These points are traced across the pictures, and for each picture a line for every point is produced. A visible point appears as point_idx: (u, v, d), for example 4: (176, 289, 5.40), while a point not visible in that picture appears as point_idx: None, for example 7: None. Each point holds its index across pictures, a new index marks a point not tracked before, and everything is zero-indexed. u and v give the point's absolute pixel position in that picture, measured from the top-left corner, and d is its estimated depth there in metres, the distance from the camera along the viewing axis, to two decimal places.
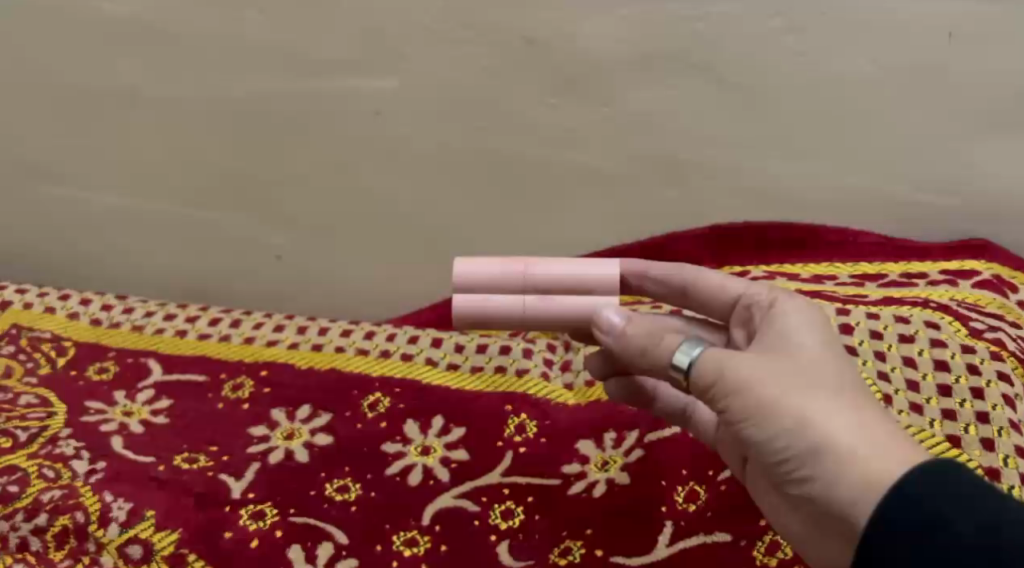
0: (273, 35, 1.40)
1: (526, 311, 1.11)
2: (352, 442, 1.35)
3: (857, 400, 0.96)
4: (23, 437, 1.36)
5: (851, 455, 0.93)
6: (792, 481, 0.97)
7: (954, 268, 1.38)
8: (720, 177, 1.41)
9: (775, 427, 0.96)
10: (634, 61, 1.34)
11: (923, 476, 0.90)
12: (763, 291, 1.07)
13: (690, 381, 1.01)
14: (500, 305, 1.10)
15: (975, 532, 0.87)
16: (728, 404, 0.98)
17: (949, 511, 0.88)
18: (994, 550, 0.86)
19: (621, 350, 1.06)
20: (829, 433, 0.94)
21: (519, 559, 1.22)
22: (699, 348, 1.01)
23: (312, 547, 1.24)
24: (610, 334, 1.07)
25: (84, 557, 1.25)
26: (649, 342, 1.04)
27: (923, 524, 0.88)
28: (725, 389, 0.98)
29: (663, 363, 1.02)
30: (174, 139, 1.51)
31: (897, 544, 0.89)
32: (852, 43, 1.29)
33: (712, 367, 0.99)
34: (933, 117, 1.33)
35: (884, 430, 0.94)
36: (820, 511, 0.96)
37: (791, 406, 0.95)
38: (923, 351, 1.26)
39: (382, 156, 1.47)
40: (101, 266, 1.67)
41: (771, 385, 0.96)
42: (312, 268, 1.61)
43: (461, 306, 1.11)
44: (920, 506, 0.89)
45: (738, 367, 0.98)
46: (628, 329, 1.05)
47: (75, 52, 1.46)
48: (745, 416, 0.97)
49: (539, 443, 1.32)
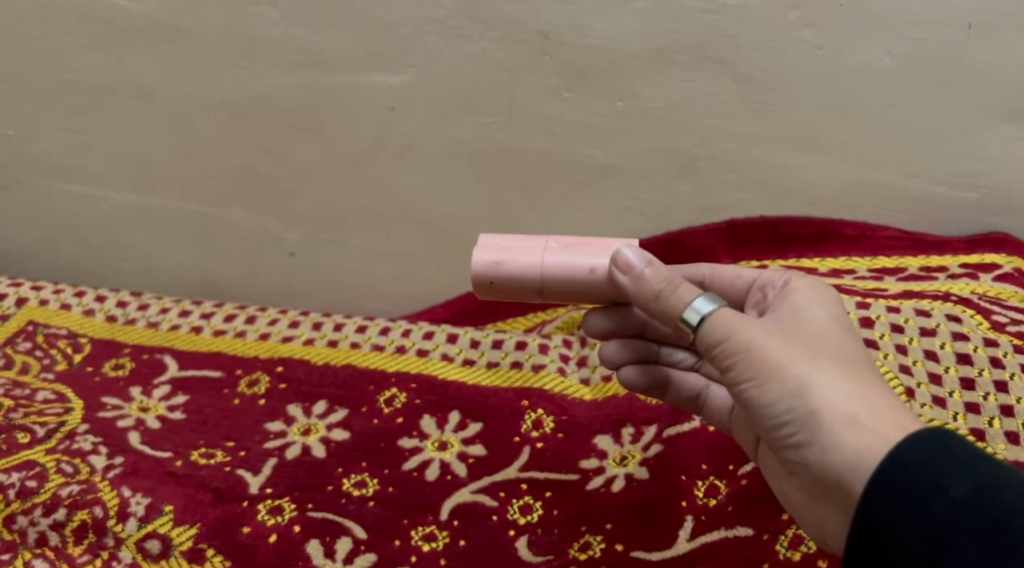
0: (284, 31, 1.40)
1: (544, 265, 1.10)
2: (369, 437, 1.35)
3: (860, 373, 0.97)
4: (41, 432, 1.36)
5: (850, 420, 0.93)
6: (790, 445, 0.97)
7: (974, 261, 1.36)
8: (735, 171, 1.40)
9: (777, 389, 0.96)
10: (648, 55, 1.33)
11: (916, 445, 0.90)
12: (775, 275, 1.09)
13: (697, 340, 1.01)
14: (519, 260, 1.11)
15: (970, 495, 0.86)
16: (732, 365, 0.98)
17: (943, 476, 0.87)
18: (990, 512, 0.85)
19: (638, 293, 1.04)
20: (829, 399, 0.94)
21: (539, 554, 1.22)
22: (712, 305, 1.00)
23: (330, 542, 1.24)
24: (627, 274, 1.04)
25: (102, 553, 1.25)
26: (666, 287, 1.02)
27: (918, 491, 0.87)
28: (730, 351, 0.98)
29: (674, 314, 1.01)
30: (187, 135, 1.51)
31: (894, 513, 0.88)
32: (868, 36, 1.29)
33: (723, 328, 0.99)
34: (949, 110, 1.32)
35: (884, 402, 0.95)
36: (817, 478, 0.96)
37: (794, 371, 0.96)
38: (945, 344, 1.25)
39: (396, 152, 1.47)
40: (115, 264, 1.67)
41: (776, 348, 0.97)
42: (325, 265, 1.60)
43: (479, 260, 1.11)
44: (917, 471, 0.88)
45: (745, 329, 0.98)
46: (647, 272, 1.03)
47: (89, 48, 1.46)
48: (749, 378, 0.97)
49: (556, 438, 1.32)
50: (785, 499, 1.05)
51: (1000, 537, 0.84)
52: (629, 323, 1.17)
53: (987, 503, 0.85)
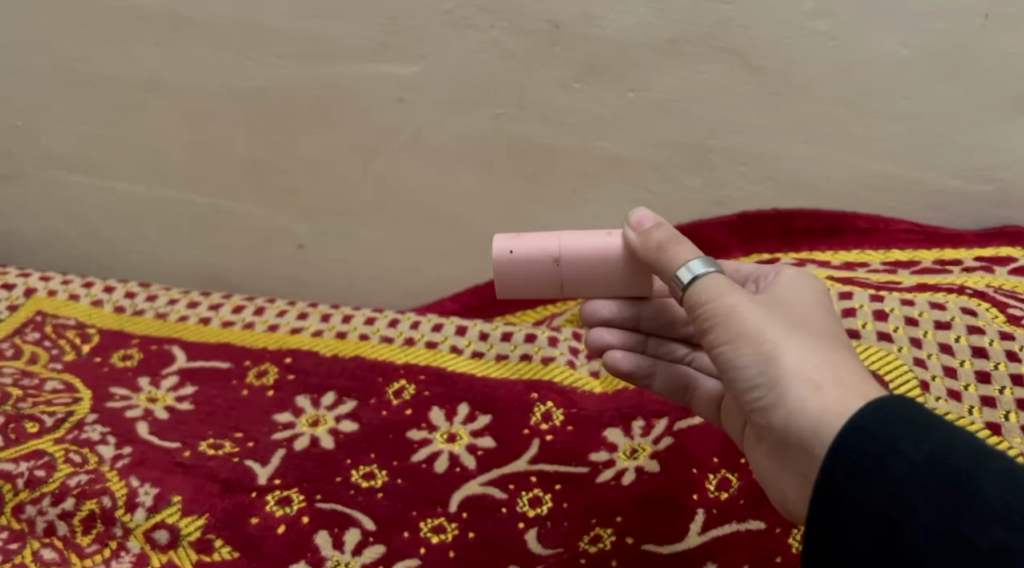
0: (292, 22, 1.39)
1: (562, 248, 1.11)
2: (378, 429, 1.34)
3: (831, 348, 0.98)
4: (49, 422, 1.35)
5: (817, 385, 0.94)
6: (758, 409, 0.98)
7: (989, 254, 1.35)
8: (747, 163, 1.39)
9: (751, 353, 0.97)
10: (660, 46, 1.32)
11: (875, 411, 0.89)
12: (769, 269, 1.13)
13: (685, 301, 1.03)
14: (537, 244, 1.12)
15: (926, 457, 0.86)
16: (712, 327, 1.00)
17: (899, 440, 0.87)
18: (947, 471, 0.85)
19: (641, 250, 1.07)
20: (798, 364, 0.96)
21: (548, 547, 1.21)
22: (706, 268, 1.02)
23: (339, 533, 1.24)
24: (636, 233, 1.08)
25: (111, 542, 1.24)
26: (669, 242, 1.05)
27: (874, 454, 0.87)
28: (712, 314, 1.00)
29: (670, 269, 1.04)
30: (196, 126, 1.50)
31: (852, 475, 0.88)
32: (882, 27, 1.27)
33: (712, 291, 1.00)
34: (966, 102, 1.31)
35: (852, 374, 0.96)
36: (781, 441, 0.97)
37: (771, 335, 0.97)
38: (960, 338, 1.24)
39: (406, 143, 1.46)
40: (124, 255, 1.67)
41: (757, 315, 0.99)
42: (332, 256, 1.59)
43: (498, 248, 1.13)
44: (874, 435, 0.88)
45: (731, 294, 1.00)
46: (655, 229, 1.07)
47: (97, 38, 1.45)
48: (726, 340, 0.99)
49: (566, 431, 1.31)
50: (754, 467, 1.06)
51: (957, 498, 0.84)
52: (625, 316, 1.17)
53: (943, 464, 0.85)
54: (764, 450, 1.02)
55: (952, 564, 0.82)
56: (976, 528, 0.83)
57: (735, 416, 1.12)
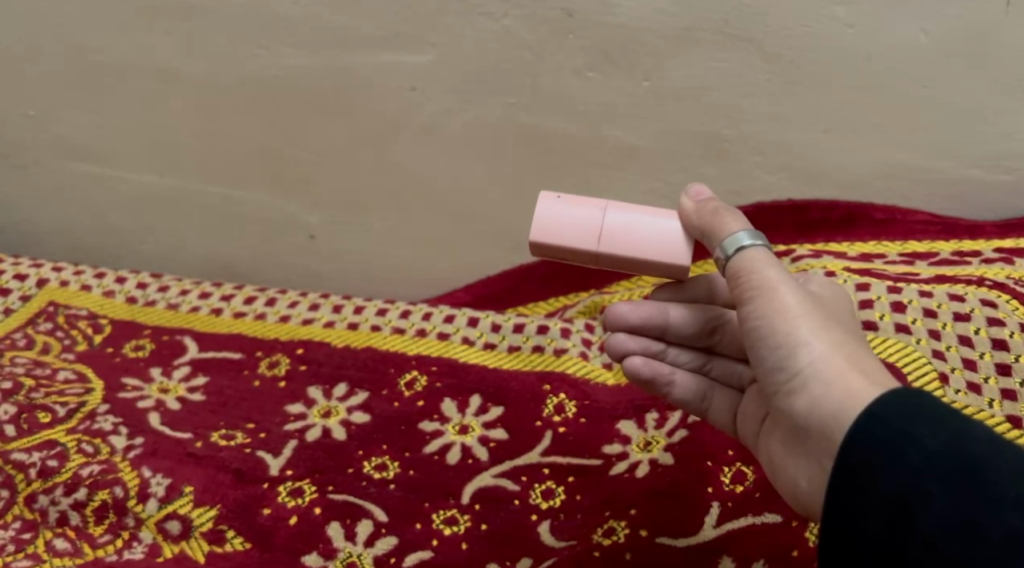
0: (305, 10, 1.38)
1: (608, 207, 1.09)
2: (390, 420, 1.33)
3: (856, 343, 0.98)
4: (62, 412, 1.35)
5: (842, 374, 0.94)
6: (779, 390, 0.98)
7: (1009, 246, 1.34)
8: (763, 153, 1.38)
9: (782, 331, 0.97)
10: (676, 34, 1.31)
11: (893, 402, 0.89)
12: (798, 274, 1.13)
13: (728, 271, 1.02)
14: (585, 201, 1.09)
15: (943, 445, 0.85)
16: (749, 300, 0.99)
17: (916, 429, 0.86)
18: (964, 460, 0.84)
19: (696, 218, 1.06)
20: (826, 351, 0.95)
21: (561, 539, 1.21)
22: (752, 242, 1.01)
23: (351, 525, 1.24)
24: (692, 201, 1.08)
25: (124, 533, 1.24)
26: (724, 211, 1.04)
27: (892, 443, 0.86)
28: (751, 287, 0.99)
29: (719, 237, 1.03)
30: (209, 115, 1.50)
31: (868, 464, 0.87)
32: (902, 13, 1.26)
33: (755, 264, 1.00)
34: (986, 89, 1.29)
35: (873, 367, 0.95)
36: (800, 428, 0.97)
37: (806, 318, 0.97)
38: (980, 330, 1.23)
39: (419, 132, 1.45)
40: (136, 245, 1.66)
41: (795, 295, 0.98)
42: (345, 247, 1.59)
43: (546, 198, 1.09)
44: (892, 424, 0.87)
45: (774, 271, 0.99)
46: (711, 201, 1.07)
47: (109, 26, 1.45)
48: (760, 315, 0.98)
49: (579, 423, 1.31)
50: (766, 458, 1.06)
51: (973, 486, 0.83)
52: (650, 324, 1.15)
53: (959, 453, 0.84)
54: (781, 439, 1.02)
55: (967, 552, 0.81)
56: (990, 515, 0.81)
57: (752, 412, 1.12)
